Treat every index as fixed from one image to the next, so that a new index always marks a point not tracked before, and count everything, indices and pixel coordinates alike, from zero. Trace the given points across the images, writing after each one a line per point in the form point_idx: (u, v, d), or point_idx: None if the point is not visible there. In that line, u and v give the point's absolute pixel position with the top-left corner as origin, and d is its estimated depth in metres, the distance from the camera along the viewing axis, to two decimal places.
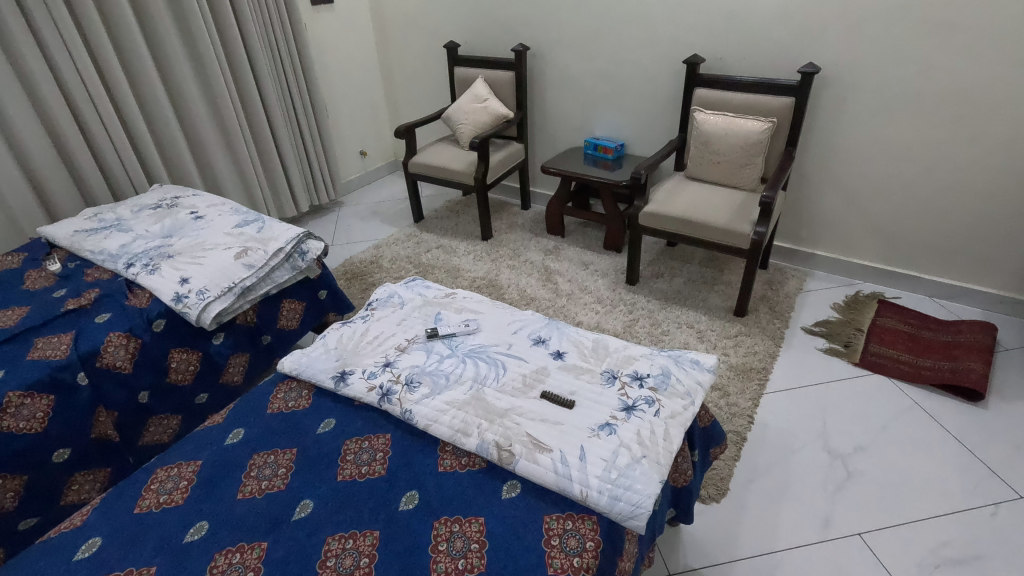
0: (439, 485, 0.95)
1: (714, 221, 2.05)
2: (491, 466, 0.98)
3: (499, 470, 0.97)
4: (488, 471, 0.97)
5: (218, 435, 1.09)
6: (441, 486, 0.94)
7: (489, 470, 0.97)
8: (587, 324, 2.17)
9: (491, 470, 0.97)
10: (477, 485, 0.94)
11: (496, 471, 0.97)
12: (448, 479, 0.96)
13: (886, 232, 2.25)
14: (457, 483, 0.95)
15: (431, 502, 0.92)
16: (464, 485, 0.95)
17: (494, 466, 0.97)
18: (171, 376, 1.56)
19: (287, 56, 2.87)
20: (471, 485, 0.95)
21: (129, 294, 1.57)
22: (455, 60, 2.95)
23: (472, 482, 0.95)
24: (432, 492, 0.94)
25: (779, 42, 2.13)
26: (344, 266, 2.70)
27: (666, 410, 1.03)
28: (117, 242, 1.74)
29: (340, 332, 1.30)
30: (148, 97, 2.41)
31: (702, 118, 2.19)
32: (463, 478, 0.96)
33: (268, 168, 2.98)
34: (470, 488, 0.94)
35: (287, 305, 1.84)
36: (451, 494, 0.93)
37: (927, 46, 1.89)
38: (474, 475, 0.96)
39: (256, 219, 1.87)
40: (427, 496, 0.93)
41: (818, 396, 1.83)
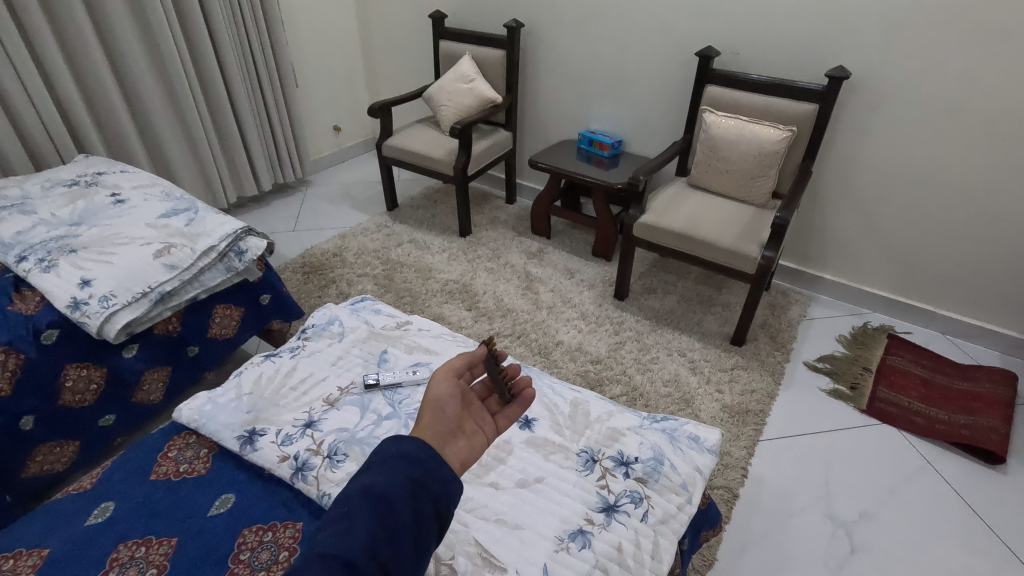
0: (343, 533, 0.56)
1: (718, 239, 1.81)
2: (405, 448, 0.64)
3: (439, 468, 0.64)
4: (408, 465, 0.62)
5: (79, 509, 0.85)
6: (344, 538, 0.55)
7: (390, 466, 0.62)
8: (567, 344, 1.93)
9: (408, 462, 0.62)
10: (424, 510, 0.60)
11: (406, 437, 0.66)
12: (351, 523, 0.57)
13: (902, 259, 2.03)
14: (374, 520, 0.57)
15: (362, 563, 0.54)
16: (405, 512, 0.59)
17: (412, 448, 0.64)
18: (64, 397, 1.29)
19: (251, 14, 2.53)
20: (415, 516, 0.59)
21: (16, 296, 1.30)
22: (442, 33, 2.65)
23: (405, 504, 0.59)
24: (337, 548, 0.55)
25: (804, 39, 1.88)
26: (302, 257, 2.43)
27: (657, 512, 0.81)
28: (12, 227, 1.46)
29: (258, 369, 1.05)
30: (81, 54, 2.08)
31: (712, 121, 1.94)
32: (382, 502, 0.59)
33: (225, 140, 2.65)
34: (415, 514, 0.59)
35: (219, 311, 1.57)
36: (377, 540, 0.56)
37: (976, 56, 1.64)
38: (392, 480, 0.60)
39: (187, 208, 1.60)
40: (335, 553, 0.54)
41: (820, 447, 1.62)
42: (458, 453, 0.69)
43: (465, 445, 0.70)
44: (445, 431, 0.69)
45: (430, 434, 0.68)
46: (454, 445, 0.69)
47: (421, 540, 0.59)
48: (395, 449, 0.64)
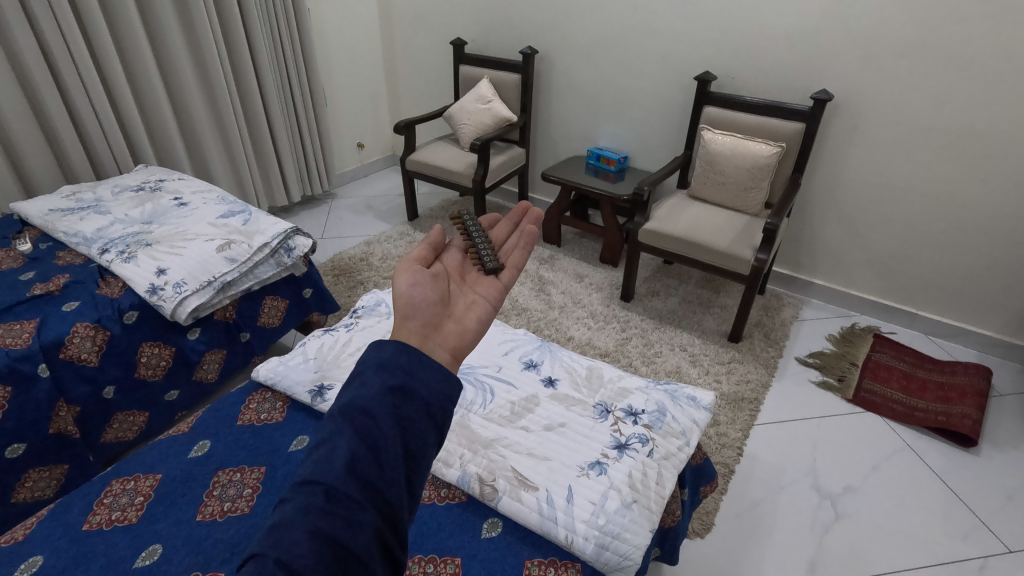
0: (324, 455, 0.52)
1: (715, 244, 2.00)
2: (382, 358, 0.59)
3: (422, 373, 0.60)
4: (386, 376, 0.58)
5: (181, 446, 1.04)
6: (324, 459, 0.51)
7: (366, 381, 0.57)
8: (577, 339, 2.11)
9: (385, 372, 0.58)
10: (410, 419, 0.56)
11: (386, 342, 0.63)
12: (331, 442, 0.53)
13: (886, 265, 2.21)
14: (353, 436, 0.52)
15: (348, 483, 0.50)
16: (386, 423, 0.54)
17: (389, 358, 0.60)
18: (140, 371, 1.47)
19: (288, 40, 2.77)
20: (398, 426, 0.55)
21: (101, 283, 1.49)
22: (461, 59, 2.89)
23: (386, 415, 0.55)
24: (317, 470, 0.51)
25: (792, 66, 2.09)
26: (332, 261, 2.63)
27: (660, 450, 0.98)
28: (92, 225, 1.66)
29: (320, 340, 1.24)
30: (139, 75, 2.29)
31: (710, 137, 2.15)
32: (361, 417, 0.54)
33: (260, 154, 2.87)
34: (400, 425, 0.55)
35: (268, 302, 1.76)
36: (359, 456, 0.51)
37: (944, 81, 1.84)
38: (370, 393, 0.56)
39: (242, 211, 1.80)
40: (316, 477, 0.50)
41: (809, 431, 1.78)
42: (446, 343, 0.71)
43: (451, 333, 0.74)
44: (422, 326, 0.72)
45: (409, 333, 0.69)
46: (439, 336, 0.72)
47: (413, 447, 0.55)
48: (372, 360, 0.60)
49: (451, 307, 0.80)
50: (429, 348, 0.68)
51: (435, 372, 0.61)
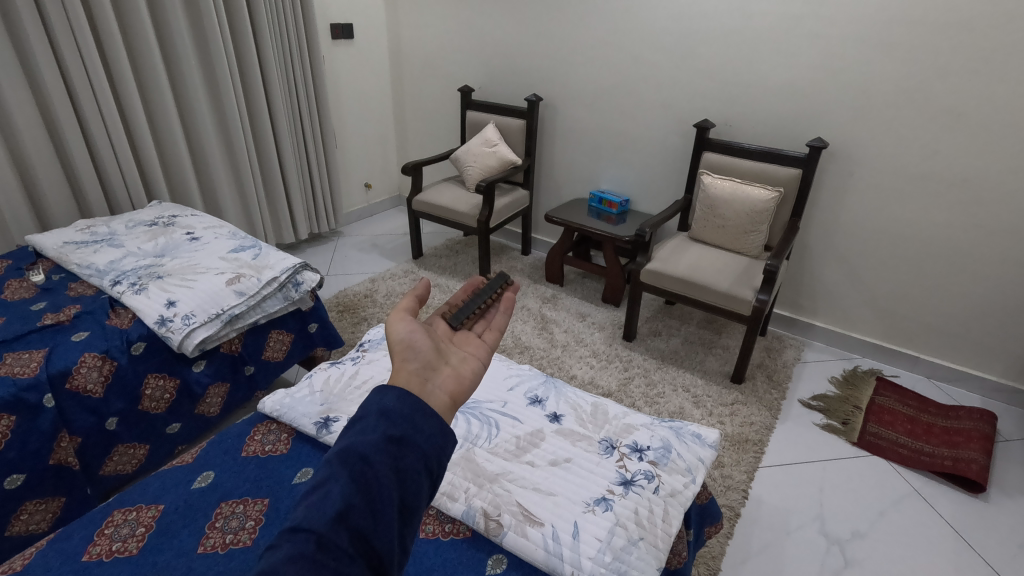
0: (318, 499, 0.50)
1: (715, 284, 2.03)
2: (384, 406, 0.56)
3: (423, 424, 0.57)
4: (387, 424, 0.55)
5: (185, 478, 1.03)
6: (317, 504, 0.49)
7: (367, 427, 0.55)
8: (580, 378, 2.11)
9: (387, 420, 0.55)
10: (409, 469, 0.53)
11: (389, 388, 0.59)
12: (327, 486, 0.50)
13: (885, 308, 2.23)
14: (350, 483, 0.50)
15: (339, 533, 0.48)
16: (383, 473, 0.51)
17: (392, 406, 0.56)
18: (144, 403, 1.47)
19: (303, 84, 2.88)
20: (397, 477, 0.52)
21: (111, 313, 1.52)
22: (468, 105, 3.00)
23: (385, 465, 0.52)
24: (310, 515, 0.49)
25: (787, 115, 2.18)
26: (336, 297, 2.65)
27: (666, 487, 0.98)
28: (106, 257, 1.70)
29: (327, 373, 1.26)
30: (158, 114, 2.37)
31: (710, 182, 2.22)
32: (358, 463, 0.51)
33: (270, 192, 2.94)
34: (398, 476, 0.52)
35: (274, 336, 1.77)
36: (353, 506, 0.49)
37: (934, 130, 1.92)
38: (370, 440, 0.53)
39: (253, 246, 1.84)
40: (306, 522, 0.48)
41: (814, 474, 1.76)
42: (445, 385, 0.64)
43: (450, 377, 0.66)
44: (419, 368, 0.65)
45: (406, 378, 0.63)
46: (435, 378, 0.64)
47: (407, 500, 0.52)
48: (374, 407, 0.57)
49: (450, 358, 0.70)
50: (424, 392, 0.61)
51: (435, 423, 0.57)
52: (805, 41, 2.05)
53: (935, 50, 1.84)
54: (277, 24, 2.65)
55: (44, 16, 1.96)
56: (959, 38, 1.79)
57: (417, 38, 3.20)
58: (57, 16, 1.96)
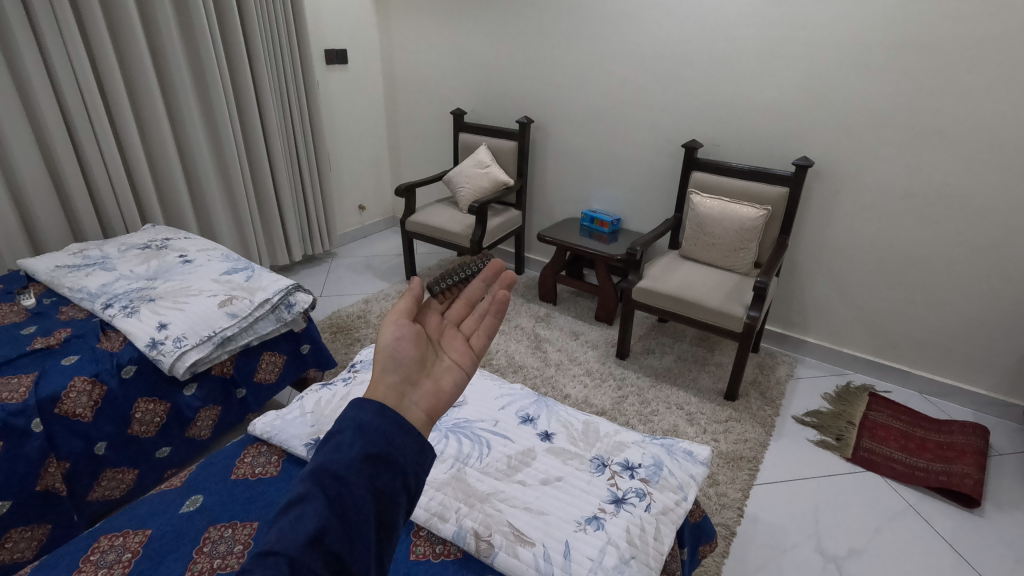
0: (291, 521, 0.48)
1: (706, 302, 2.04)
2: (360, 422, 0.54)
3: (402, 441, 0.55)
4: (364, 440, 0.52)
5: (174, 502, 1.02)
6: (290, 526, 0.48)
7: (342, 443, 0.53)
8: (574, 397, 2.10)
9: (363, 436, 0.53)
10: (386, 489, 0.51)
11: (367, 401, 0.57)
12: (302, 507, 0.49)
13: (875, 323, 2.25)
14: (326, 504, 0.49)
15: (312, 556, 0.47)
16: (360, 494, 0.50)
17: (369, 421, 0.54)
18: (134, 427, 1.46)
19: (297, 108, 2.92)
20: (375, 497, 0.50)
21: (102, 337, 1.51)
22: (461, 127, 3.05)
23: (362, 484, 0.50)
24: (283, 538, 0.47)
25: (772, 135, 2.22)
26: (330, 318, 2.65)
27: (658, 505, 0.97)
28: (98, 280, 1.70)
29: (318, 394, 1.25)
30: (153, 138, 2.40)
31: (699, 201, 2.25)
32: (334, 484, 0.50)
33: (265, 215, 2.96)
34: (376, 495, 0.51)
35: (266, 358, 1.77)
36: (328, 529, 0.48)
37: (916, 149, 1.96)
38: (346, 458, 0.51)
39: (245, 268, 1.85)
40: (279, 546, 0.47)
41: (809, 491, 1.75)
42: (422, 402, 0.62)
43: (428, 392, 0.64)
44: (398, 382, 0.63)
45: (383, 391, 0.61)
46: (413, 394, 0.63)
47: (385, 519, 0.51)
48: (349, 421, 0.55)
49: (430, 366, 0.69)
50: (402, 408, 0.59)
51: (414, 437, 0.55)
52: (788, 63, 2.11)
53: (913, 73, 1.89)
54: (272, 51, 2.70)
55: (41, 43, 2.00)
56: (936, 61, 1.84)
57: (411, 64, 3.26)
58: (54, 44, 1.99)
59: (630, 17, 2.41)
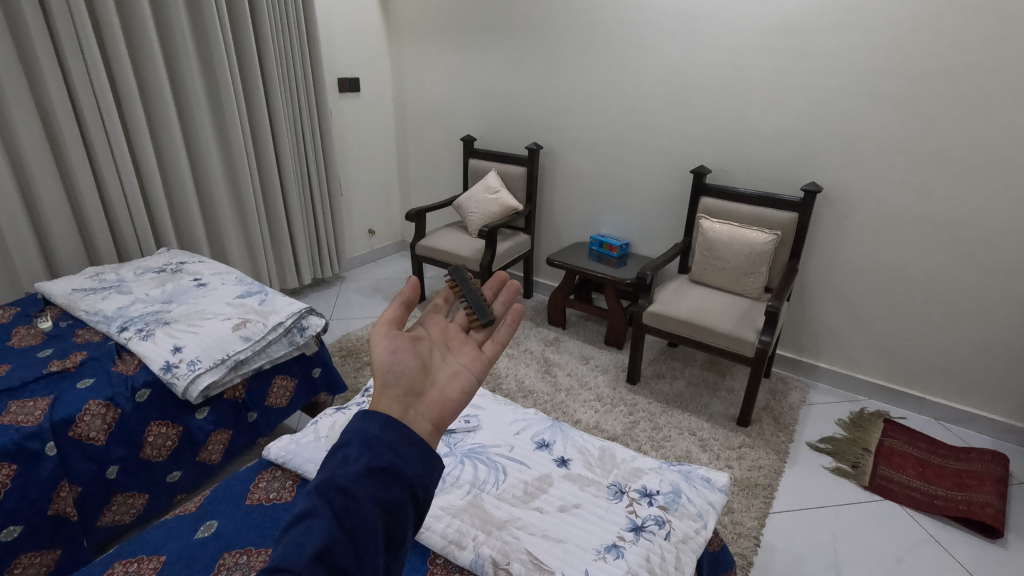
0: (298, 536, 0.48)
1: (718, 326, 2.04)
2: (367, 434, 0.54)
3: (405, 452, 0.55)
4: (370, 453, 0.52)
5: (188, 527, 1.02)
6: (297, 541, 0.47)
7: (349, 456, 0.52)
8: (584, 423, 2.08)
9: (370, 448, 0.52)
10: (393, 503, 0.51)
11: (372, 413, 0.57)
12: (307, 522, 0.49)
13: (887, 349, 2.24)
14: (332, 518, 0.49)
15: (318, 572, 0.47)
16: (366, 506, 0.50)
17: (374, 434, 0.54)
18: (145, 451, 1.46)
19: (310, 134, 2.98)
20: (381, 511, 0.50)
21: (117, 360, 1.52)
22: (471, 153, 3.10)
23: (368, 498, 0.50)
24: (288, 554, 0.47)
25: (780, 161, 2.25)
26: (339, 341, 2.65)
27: (677, 533, 0.96)
28: (114, 303, 1.72)
29: (332, 419, 1.25)
30: (170, 164, 2.45)
31: (709, 226, 2.26)
32: (341, 498, 0.49)
33: (276, 239, 2.99)
34: (382, 508, 0.50)
35: (278, 382, 1.77)
36: (336, 544, 0.47)
37: (924, 174, 1.97)
38: (351, 471, 0.51)
39: (259, 292, 1.86)
40: (285, 563, 0.46)
41: (826, 520, 1.72)
42: (428, 412, 0.63)
43: (434, 404, 0.64)
44: (402, 395, 0.64)
45: (387, 404, 0.61)
46: (419, 406, 0.63)
47: (393, 531, 0.51)
48: (355, 434, 0.54)
49: (436, 373, 0.70)
50: (407, 421, 0.60)
51: (419, 450, 0.55)
52: (795, 91, 2.14)
53: (918, 100, 1.92)
54: (287, 79, 2.77)
55: (66, 73, 2.06)
56: (941, 89, 1.87)
57: (421, 92, 3.34)
58: (79, 73, 2.05)
59: (638, 46, 2.46)
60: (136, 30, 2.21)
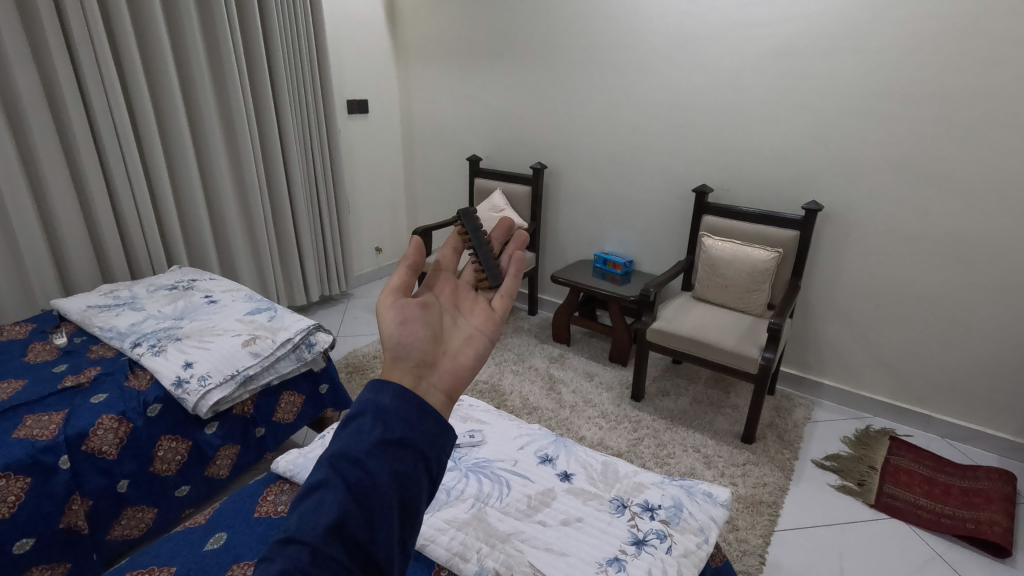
0: (312, 508, 0.49)
1: (721, 343, 2.05)
2: (379, 407, 0.54)
3: (420, 424, 0.55)
4: (383, 426, 0.53)
5: (198, 539, 1.04)
6: (312, 513, 0.48)
7: (362, 429, 0.53)
8: (589, 439, 2.09)
9: (382, 421, 0.53)
10: (407, 474, 0.52)
11: (385, 384, 0.58)
12: (321, 494, 0.49)
13: (892, 366, 2.24)
14: (346, 490, 0.49)
15: (334, 544, 0.48)
16: (380, 478, 0.50)
17: (387, 407, 0.55)
18: (156, 465, 1.48)
19: (319, 155, 3.04)
20: (395, 483, 0.51)
21: (130, 375, 1.55)
22: (477, 172, 3.16)
23: (382, 469, 0.50)
24: (303, 526, 0.48)
25: (781, 180, 2.28)
26: (346, 358, 2.68)
27: (679, 547, 0.97)
28: (127, 320, 1.76)
29: None
30: (183, 185, 2.51)
31: (711, 244, 2.29)
32: (354, 471, 0.50)
33: (285, 258, 3.04)
34: (396, 479, 0.51)
35: (286, 398, 1.80)
36: (349, 515, 0.48)
37: (924, 193, 2.00)
38: (364, 444, 0.51)
39: (268, 308, 1.90)
40: (301, 534, 0.47)
41: (832, 538, 1.71)
42: (441, 383, 0.64)
43: (446, 373, 0.66)
44: (415, 365, 0.65)
45: (400, 374, 0.62)
46: (432, 377, 0.64)
47: (409, 502, 0.51)
48: (368, 406, 0.55)
49: (448, 341, 0.71)
50: (422, 392, 0.61)
51: (432, 423, 0.56)
52: (795, 112, 2.18)
53: (917, 121, 1.95)
54: (297, 102, 2.85)
55: (86, 99, 2.13)
56: (938, 110, 1.91)
57: (429, 114, 3.41)
58: (98, 100, 2.13)
59: (640, 69, 2.52)
60: (155, 57, 2.29)
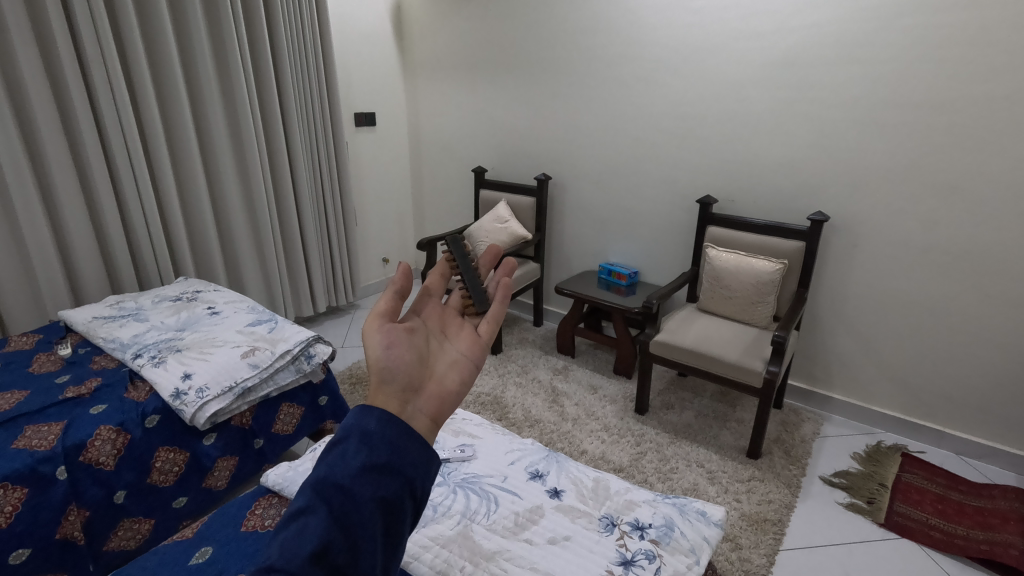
0: (295, 535, 0.48)
1: (725, 356, 2.02)
2: (366, 429, 0.53)
3: (407, 446, 0.54)
4: (369, 449, 0.52)
5: (184, 554, 1.04)
6: (294, 541, 0.47)
7: (347, 452, 0.52)
8: (591, 453, 2.06)
9: (369, 444, 0.52)
10: (392, 500, 0.51)
11: (372, 407, 0.57)
12: (303, 521, 0.48)
13: (903, 380, 2.18)
14: (329, 517, 0.48)
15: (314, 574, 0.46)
16: (365, 504, 0.49)
17: (374, 431, 0.54)
18: (154, 476, 1.49)
19: (327, 168, 3.07)
20: (381, 510, 0.50)
21: (130, 386, 1.57)
22: (482, 183, 3.17)
23: (366, 495, 0.50)
24: (285, 554, 0.47)
25: (787, 191, 2.25)
26: (350, 369, 2.69)
27: (668, 568, 0.94)
28: (130, 331, 1.78)
29: None
30: (191, 198, 2.55)
31: (715, 255, 2.27)
32: (338, 497, 0.49)
33: (293, 269, 3.07)
34: (381, 505, 0.50)
35: (285, 409, 1.80)
36: (332, 543, 0.47)
37: (933, 204, 1.96)
38: (350, 468, 0.50)
39: (269, 320, 1.91)
40: (281, 563, 0.46)
41: (840, 558, 1.66)
42: (427, 407, 0.63)
43: (432, 397, 0.65)
44: (400, 390, 0.63)
45: (385, 399, 0.61)
46: (418, 401, 0.63)
47: (392, 529, 0.51)
48: (354, 428, 0.54)
49: (434, 365, 0.70)
50: (407, 416, 0.60)
51: (419, 445, 0.55)
52: (800, 122, 2.16)
53: (923, 130, 1.92)
54: (305, 117, 2.89)
55: (97, 115, 2.19)
56: (946, 119, 1.87)
57: (436, 127, 3.44)
58: (109, 116, 2.17)
59: (644, 81, 2.51)
60: (165, 75, 2.34)
